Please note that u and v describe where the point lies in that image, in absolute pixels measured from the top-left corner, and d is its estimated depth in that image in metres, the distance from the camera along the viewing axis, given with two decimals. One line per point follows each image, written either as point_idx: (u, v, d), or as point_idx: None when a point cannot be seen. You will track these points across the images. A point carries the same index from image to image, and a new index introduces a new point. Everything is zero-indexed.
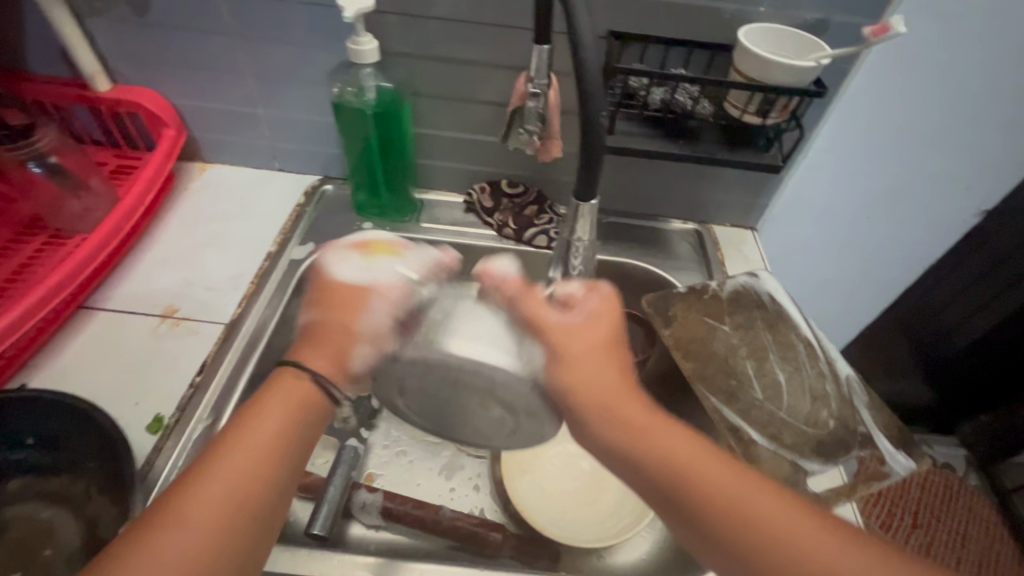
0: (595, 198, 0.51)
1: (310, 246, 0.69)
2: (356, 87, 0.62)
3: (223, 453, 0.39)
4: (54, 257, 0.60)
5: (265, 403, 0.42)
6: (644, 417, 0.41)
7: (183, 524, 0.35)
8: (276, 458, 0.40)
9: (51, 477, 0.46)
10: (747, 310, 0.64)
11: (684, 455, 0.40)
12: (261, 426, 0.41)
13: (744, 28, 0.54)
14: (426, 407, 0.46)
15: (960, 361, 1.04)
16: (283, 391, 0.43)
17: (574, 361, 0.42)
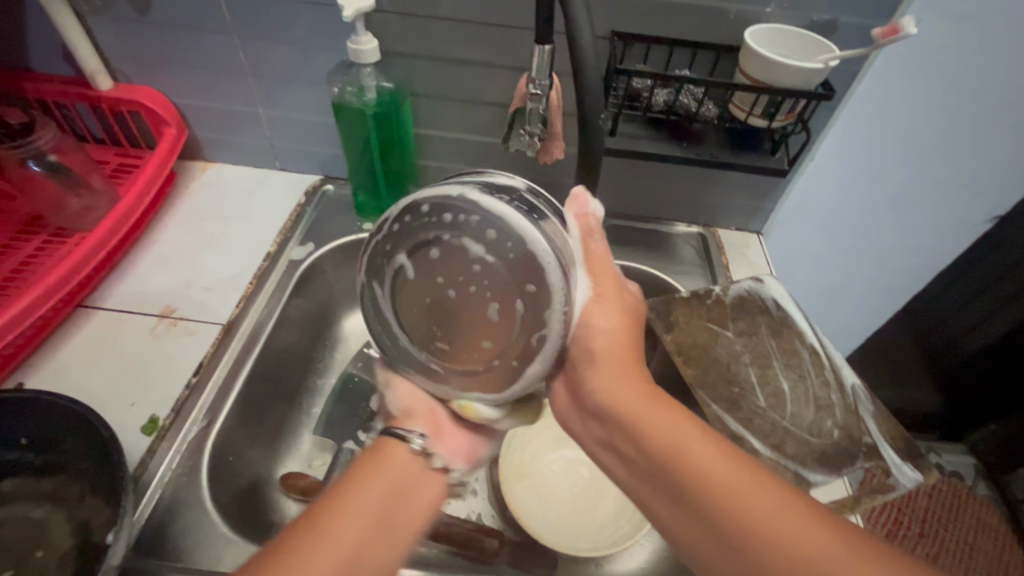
0: None
1: (310, 246, 0.68)
2: (357, 87, 0.61)
3: (321, 534, 0.36)
4: (53, 256, 0.60)
5: (369, 478, 0.40)
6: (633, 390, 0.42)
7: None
8: (376, 538, 0.37)
9: (44, 478, 0.45)
10: (751, 315, 0.63)
11: (676, 435, 0.39)
12: (362, 503, 0.38)
13: (750, 29, 0.53)
14: (411, 304, 0.39)
15: (970, 369, 1.02)
16: (387, 465, 0.41)
17: (612, 301, 0.44)
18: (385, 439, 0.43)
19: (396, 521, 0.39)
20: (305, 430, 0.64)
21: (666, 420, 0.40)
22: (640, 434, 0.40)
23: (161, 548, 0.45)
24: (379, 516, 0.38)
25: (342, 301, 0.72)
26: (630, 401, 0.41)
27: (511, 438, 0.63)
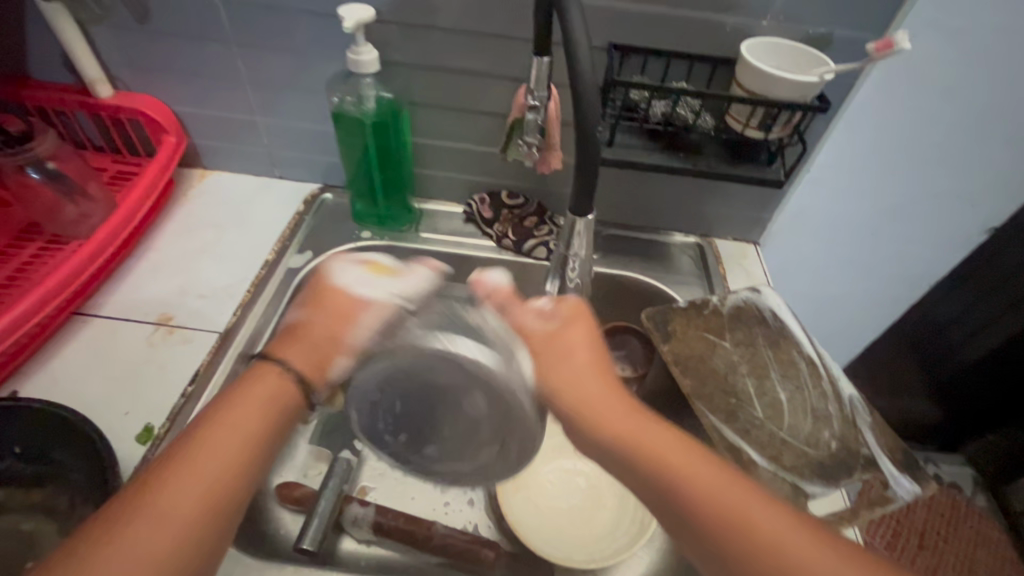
0: (591, 215, 0.51)
1: (308, 254, 0.68)
2: (356, 97, 0.62)
3: (203, 446, 0.38)
4: (49, 263, 0.60)
5: (248, 395, 0.42)
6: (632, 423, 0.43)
7: (158, 517, 0.35)
8: (255, 449, 0.40)
9: (33, 489, 0.45)
10: (747, 325, 0.63)
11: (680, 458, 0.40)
12: (243, 420, 0.41)
13: (746, 42, 0.53)
14: (398, 399, 0.47)
15: (967, 379, 1.03)
16: (266, 382, 0.44)
17: (567, 367, 0.46)
18: (260, 363, 0.45)
19: (274, 432, 0.42)
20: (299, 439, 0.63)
21: (671, 444, 0.41)
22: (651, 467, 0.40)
23: None
24: (259, 429, 0.41)
25: None
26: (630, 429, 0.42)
27: None
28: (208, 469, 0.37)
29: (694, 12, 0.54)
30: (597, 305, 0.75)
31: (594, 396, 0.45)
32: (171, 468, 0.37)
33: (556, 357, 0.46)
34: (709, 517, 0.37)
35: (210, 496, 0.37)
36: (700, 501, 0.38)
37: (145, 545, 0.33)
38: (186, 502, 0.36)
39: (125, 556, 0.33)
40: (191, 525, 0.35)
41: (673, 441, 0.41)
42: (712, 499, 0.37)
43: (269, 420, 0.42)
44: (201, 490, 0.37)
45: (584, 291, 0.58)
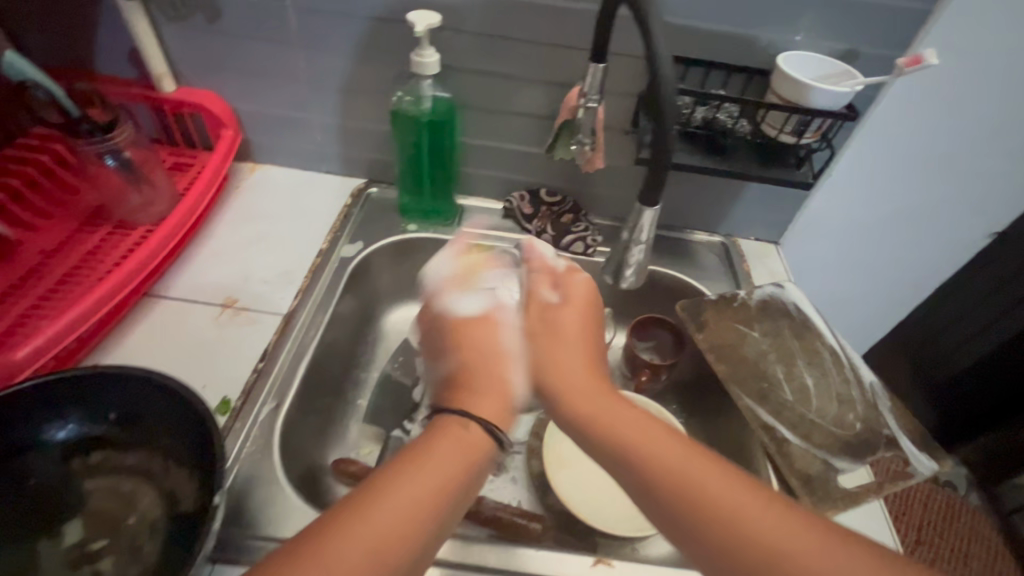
0: (658, 204, 0.55)
1: (359, 244, 0.72)
2: (414, 97, 0.65)
3: (371, 502, 0.38)
4: (119, 246, 0.63)
5: (430, 450, 0.43)
6: (598, 402, 0.46)
7: (329, 571, 0.34)
8: (434, 506, 0.40)
9: (129, 452, 0.48)
10: (774, 318, 0.67)
11: (640, 435, 0.43)
12: (424, 478, 0.41)
13: (782, 55, 0.58)
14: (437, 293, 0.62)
15: (961, 383, 1.10)
16: (453, 436, 0.44)
17: (541, 346, 0.51)
18: (451, 414, 0.46)
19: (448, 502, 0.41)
20: (350, 420, 0.66)
21: (632, 420, 0.44)
22: (611, 435, 0.44)
23: (243, 519, 0.48)
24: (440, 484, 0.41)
25: (386, 298, 0.76)
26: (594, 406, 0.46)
27: (552, 430, 0.66)
28: (378, 524, 0.37)
29: (733, 27, 0.59)
30: (628, 301, 0.78)
31: (568, 377, 0.48)
32: (340, 514, 0.37)
33: (545, 330, 0.53)
34: (669, 490, 0.40)
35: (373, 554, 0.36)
36: (664, 475, 0.40)
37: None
38: (350, 553, 0.35)
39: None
40: None
41: (639, 420, 0.44)
42: (667, 463, 0.41)
43: (451, 481, 0.42)
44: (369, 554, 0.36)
45: (638, 282, 0.63)
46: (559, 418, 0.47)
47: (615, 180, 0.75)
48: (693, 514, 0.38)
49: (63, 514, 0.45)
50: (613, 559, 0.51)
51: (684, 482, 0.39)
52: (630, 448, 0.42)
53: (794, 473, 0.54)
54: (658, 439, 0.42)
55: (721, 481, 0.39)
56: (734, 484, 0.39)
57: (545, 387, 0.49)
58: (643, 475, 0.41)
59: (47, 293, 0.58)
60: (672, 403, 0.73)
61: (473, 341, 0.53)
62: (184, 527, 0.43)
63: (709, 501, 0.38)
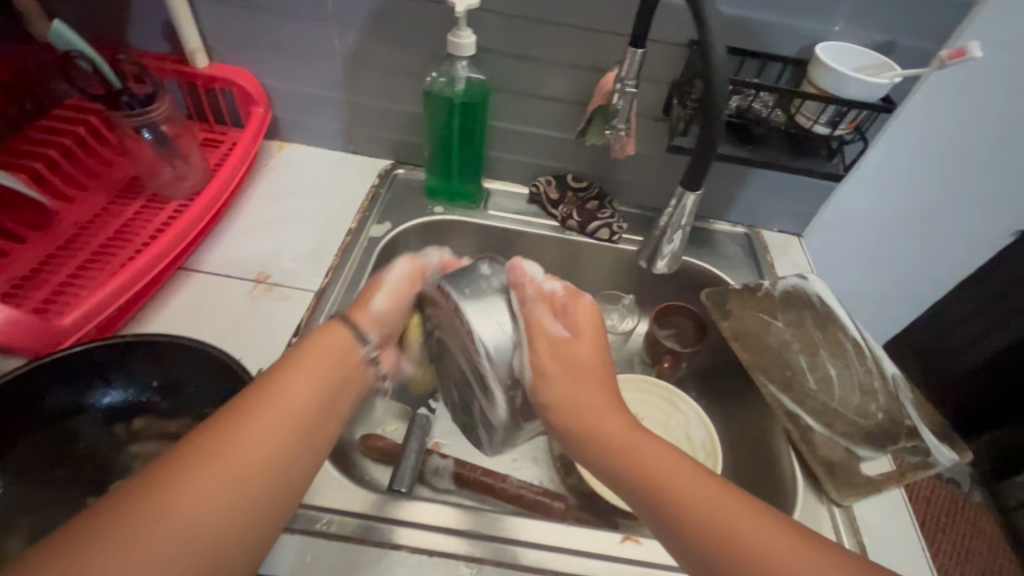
0: (700, 188, 0.56)
1: (387, 225, 0.73)
2: (448, 78, 0.66)
3: (265, 396, 0.40)
4: (153, 219, 0.64)
5: (309, 358, 0.44)
6: (619, 429, 0.44)
7: (220, 457, 0.36)
8: (316, 401, 0.42)
9: (170, 420, 0.49)
10: (798, 308, 0.68)
11: (661, 466, 0.41)
12: (305, 375, 0.43)
13: (820, 44, 0.58)
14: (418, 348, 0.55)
15: (966, 381, 1.11)
16: (327, 346, 0.46)
17: (562, 375, 0.47)
18: (330, 329, 0.49)
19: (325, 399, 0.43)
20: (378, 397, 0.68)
21: (656, 451, 0.42)
22: (638, 466, 0.42)
23: None
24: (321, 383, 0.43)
25: None
26: (615, 433, 0.44)
27: None
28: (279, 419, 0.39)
29: (771, 15, 0.59)
30: (651, 289, 0.79)
31: (596, 408, 0.46)
32: (238, 416, 0.38)
33: (563, 369, 0.48)
34: (696, 526, 0.38)
35: (286, 445, 0.39)
36: (693, 511, 0.39)
37: (216, 465, 0.35)
38: (259, 446, 0.37)
39: (218, 476, 0.35)
40: (243, 471, 0.36)
41: (661, 448, 0.43)
42: (691, 498, 0.39)
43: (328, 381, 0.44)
44: (259, 443, 0.38)
45: (673, 266, 0.64)
46: (581, 446, 0.45)
47: (642, 168, 0.75)
48: (716, 549, 0.37)
49: (108, 478, 0.46)
50: (641, 536, 0.50)
51: (705, 520, 0.38)
52: (650, 476, 0.41)
53: (817, 460, 0.55)
54: (680, 470, 0.41)
55: (741, 516, 0.38)
56: (759, 522, 0.38)
57: (564, 419, 0.46)
58: (667, 505, 0.40)
59: (84, 263, 0.59)
60: (691, 390, 0.74)
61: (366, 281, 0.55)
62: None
63: (733, 537, 0.37)
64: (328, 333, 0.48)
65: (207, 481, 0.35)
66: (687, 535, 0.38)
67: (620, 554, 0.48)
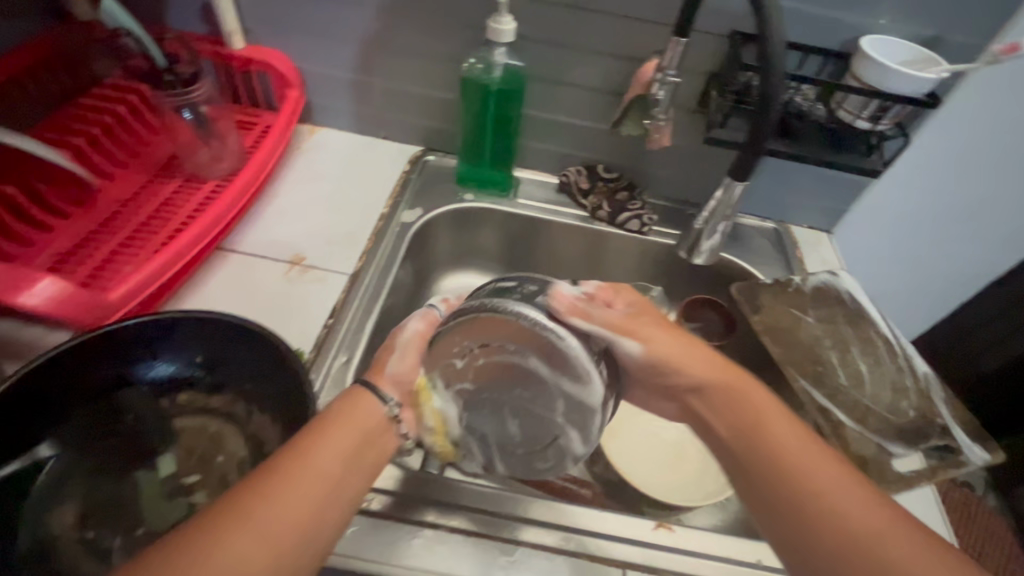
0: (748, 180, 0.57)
1: (418, 210, 0.73)
2: (485, 65, 0.65)
3: (294, 471, 0.38)
4: (191, 199, 0.64)
5: (335, 430, 0.42)
6: (719, 371, 0.49)
7: (243, 542, 0.34)
8: (342, 478, 0.40)
9: (213, 395, 0.50)
10: (829, 304, 0.68)
11: (757, 406, 0.45)
12: (332, 445, 0.41)
13: (866, 37, 0.58)
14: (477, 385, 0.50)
15: (986, 385, 1.10)
16: (354, 417, 0.44)
17: (657, 329, 0.50)
18: (359, 390, 0.46)
19: (352, 473, 0.41)
20: None
21: (755, 394, 0.46)
22: (733, 398, 0.47)
23: None
24: (345, 459, 0.41)
25: (440, 265, 0.79)
26: (711, 375, 0.48)
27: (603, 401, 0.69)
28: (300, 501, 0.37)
29: (816, 7, 0.58)
30: (677, 282, 0.79)
31: (694, 354, 0.49)
32: (258, 493, 0.36)
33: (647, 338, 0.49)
34: (772, 465, 0.42)
35: (305, 528, 0.36)
36: (776, 450, 0.42)
37: (236, 553, 0.33)
38: (278, 529, 0.35)
39: (239, 554, 0.33)
40: (267, 558, 0.34)
41: (762, 395, 0.46)
42: (778, 442, 0.43)
43: (356, 453, 0.42)
44: (286, 527, 0.35)
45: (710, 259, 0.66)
46: (672, 377, 0.49)
47: (674, 160, 0.74)
48: (785, 491, 0.41)
49: (156, 450, 0.48)
50: (673, 524, 0.50)
51: (784, 459, 0.42)
52: (746, 411, 0.45)
53: (849, 454, 0.55)
54: (779, 420, 0.44)
55: (821, 462, 0.41)
56: (840, 471, 0.41)
57: (658, 355, 0.49)
58: (752, 438, 0.44)
59: (125, 241, 0.60)
60: None
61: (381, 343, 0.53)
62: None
63: (810, 479, 0.40)
64: (354, 395, 0.45)
65: (227, 562, 0.33)
66: (761, 469, 0.42)
67: (653, 541, 0.48)
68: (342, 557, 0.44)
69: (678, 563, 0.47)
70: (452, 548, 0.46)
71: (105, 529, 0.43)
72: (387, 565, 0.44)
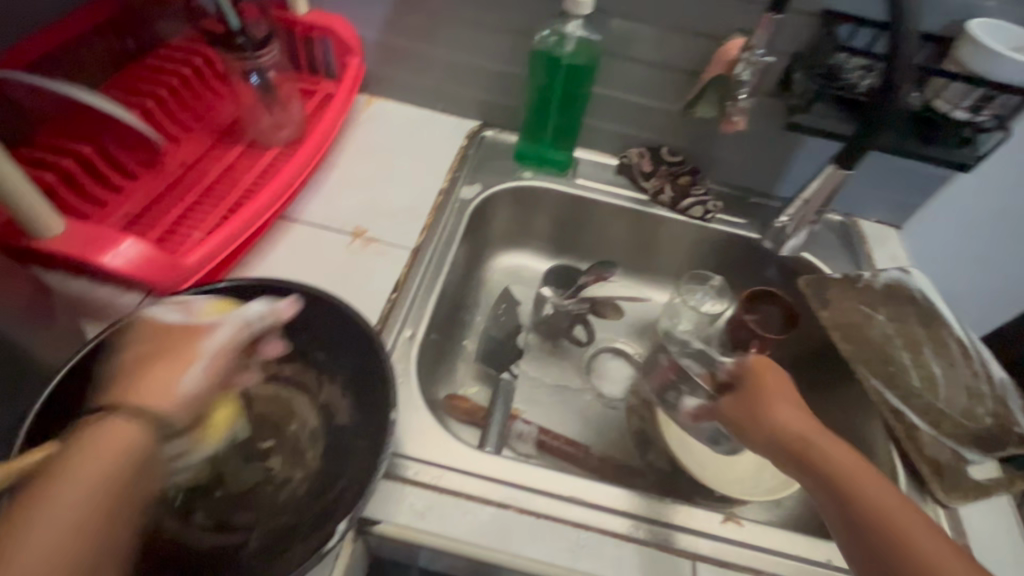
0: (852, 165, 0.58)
1: (478, 186, 0.72)
2: (559, 37, 0.64)
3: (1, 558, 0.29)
4: (255, 166, 0.64)
5: (57, 484, 0.32)
6: (812, 429, 0.46)
7: None
8: (86, 540, 0.32)
9: (284, 363, 0.51)
10: (900, 304, 0.64)
11: (854, 470, 0.42)
12: (61, 502, 0.32)
13: (973, 21, 0.54)
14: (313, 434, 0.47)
15: None
16: (102, 444, 0.34)
17: (746, 407, 0.50)
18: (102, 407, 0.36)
19: (105, 527, 0.33)
20: (460, 359, 0.70)
21: (849, 453, 0.44)
22: (826, 461, 0.44)
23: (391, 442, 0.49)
24: (93, 507, 0.32)
25: (494, 244, 0.78)
26: (811, 436, 0.45)
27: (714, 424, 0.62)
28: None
29: None
30: (735, 272, 0.77)
31: (789, 412, 0.47)
32: None
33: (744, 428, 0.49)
34: (878, 540, 0.39)
35: None
36: (883, 523, 0.40)
37: None
38: None
39: None
40: None
41: (855, 457, 0.44)
42: (879, 510, 0.40)
43: (112, 497, 0.34)
44: None
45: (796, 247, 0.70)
46: (772, 444, 0.47)
47: (743, 146, 0.71)
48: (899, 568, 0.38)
49: None
50: (742, 518, 0.49)
51: (894, 531, 0.39)
52: (846, 479, 0.42)
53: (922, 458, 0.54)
54: (881, 487, 0.41)
55: (929, 535, 0.38)
56: (946, 546, 0.38)
57: (753, 428, 0.48)
58: (848, 508, 0.41)
59: (192, 205, 0.59)
60: None
61: (154, 342, 0.40)
62: (352, 441, 0.46)
63: (923, 556, 0.38)
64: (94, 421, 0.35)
65: None
66: (869, 544, 0.39)
67: (722, 534, 0.47)
68: (414, 530, 0.44)
69: (747, 557, 0.47)
70: (522, 527, 0.45)
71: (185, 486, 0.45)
72: (457, 541, 0.44)
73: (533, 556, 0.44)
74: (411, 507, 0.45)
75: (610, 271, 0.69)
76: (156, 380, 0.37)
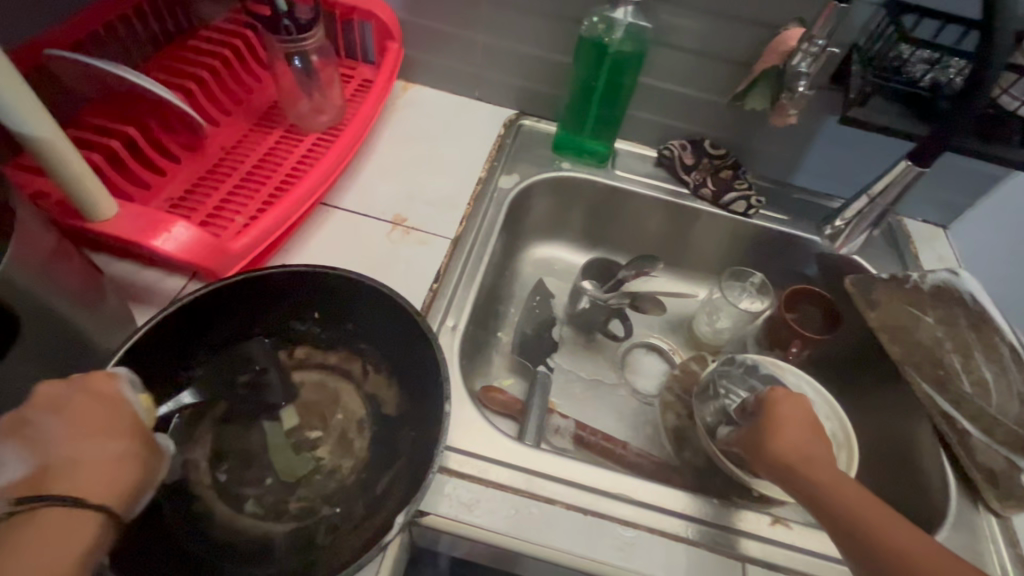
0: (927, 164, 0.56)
1: (516, 176, 0.71)
2: (608, 24, 0.62)
3: None
4: (295, 150, 0.63)
5: None
6: (814, 456, 0.45)
7: None
8: None
9: (330, 351, 0.51)
10: (950, 305, 0.62)
11: (856, 501, 0.42)
12: None
13: None
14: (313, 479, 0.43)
15: None
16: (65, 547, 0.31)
17: (755, 434, 0.49)
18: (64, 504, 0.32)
19: None
20: (495, 351, 0.69)
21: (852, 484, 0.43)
22: (830, 490, 0.43)
23: None
24: None
25: (530, 235, 0.77)
26: (813, 463, 0.45)
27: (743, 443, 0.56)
28: None
29: None
30: (775, 269, 0.75)
31: (797, 438, 0.47)
32: None
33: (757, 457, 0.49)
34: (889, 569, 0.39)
35: None
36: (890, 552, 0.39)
37: None
38: None
39: None
40: None
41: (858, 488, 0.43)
42: (886, 540, 0.39)
43: None
44: None
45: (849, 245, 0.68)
46: (779, 471, 0.46)
47: (789, 140, 0.69)
48: None
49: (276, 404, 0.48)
50: (790, 521, 0.48)
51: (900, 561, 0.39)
52: (850, 508, 0.41)
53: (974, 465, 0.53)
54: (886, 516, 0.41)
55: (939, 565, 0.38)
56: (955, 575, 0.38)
57: (762, 452, 0.48)
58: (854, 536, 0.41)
59: (233, 189, 0.59)
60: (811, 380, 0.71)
61: (119, 433, 0.36)
62: (404, 431, 0.46)
63: None
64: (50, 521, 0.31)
65: None
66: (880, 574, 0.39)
67: (770, 536, 0.47)
68: (461, 524, 0.44)
69: (797, 561, 0.46)
70: (568, 523, 0.45)
71: (234, 472, 0.45)
72: (504, 536, 0.44)
73: (582, 553, 0.44)
74: (456, 500, 0.45)
75: (652, 266, 0.67)
76: (114, 492, 0.34)
